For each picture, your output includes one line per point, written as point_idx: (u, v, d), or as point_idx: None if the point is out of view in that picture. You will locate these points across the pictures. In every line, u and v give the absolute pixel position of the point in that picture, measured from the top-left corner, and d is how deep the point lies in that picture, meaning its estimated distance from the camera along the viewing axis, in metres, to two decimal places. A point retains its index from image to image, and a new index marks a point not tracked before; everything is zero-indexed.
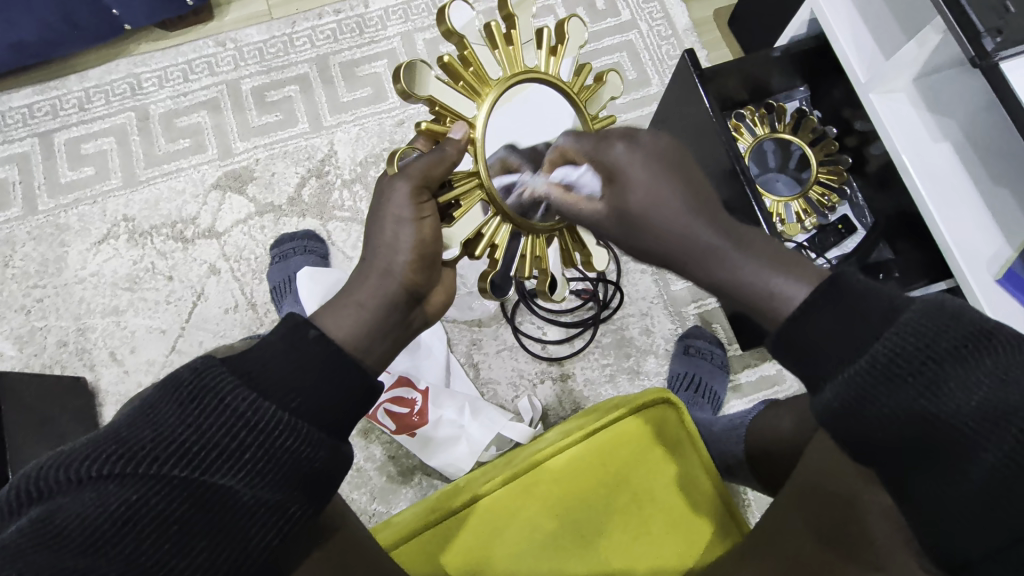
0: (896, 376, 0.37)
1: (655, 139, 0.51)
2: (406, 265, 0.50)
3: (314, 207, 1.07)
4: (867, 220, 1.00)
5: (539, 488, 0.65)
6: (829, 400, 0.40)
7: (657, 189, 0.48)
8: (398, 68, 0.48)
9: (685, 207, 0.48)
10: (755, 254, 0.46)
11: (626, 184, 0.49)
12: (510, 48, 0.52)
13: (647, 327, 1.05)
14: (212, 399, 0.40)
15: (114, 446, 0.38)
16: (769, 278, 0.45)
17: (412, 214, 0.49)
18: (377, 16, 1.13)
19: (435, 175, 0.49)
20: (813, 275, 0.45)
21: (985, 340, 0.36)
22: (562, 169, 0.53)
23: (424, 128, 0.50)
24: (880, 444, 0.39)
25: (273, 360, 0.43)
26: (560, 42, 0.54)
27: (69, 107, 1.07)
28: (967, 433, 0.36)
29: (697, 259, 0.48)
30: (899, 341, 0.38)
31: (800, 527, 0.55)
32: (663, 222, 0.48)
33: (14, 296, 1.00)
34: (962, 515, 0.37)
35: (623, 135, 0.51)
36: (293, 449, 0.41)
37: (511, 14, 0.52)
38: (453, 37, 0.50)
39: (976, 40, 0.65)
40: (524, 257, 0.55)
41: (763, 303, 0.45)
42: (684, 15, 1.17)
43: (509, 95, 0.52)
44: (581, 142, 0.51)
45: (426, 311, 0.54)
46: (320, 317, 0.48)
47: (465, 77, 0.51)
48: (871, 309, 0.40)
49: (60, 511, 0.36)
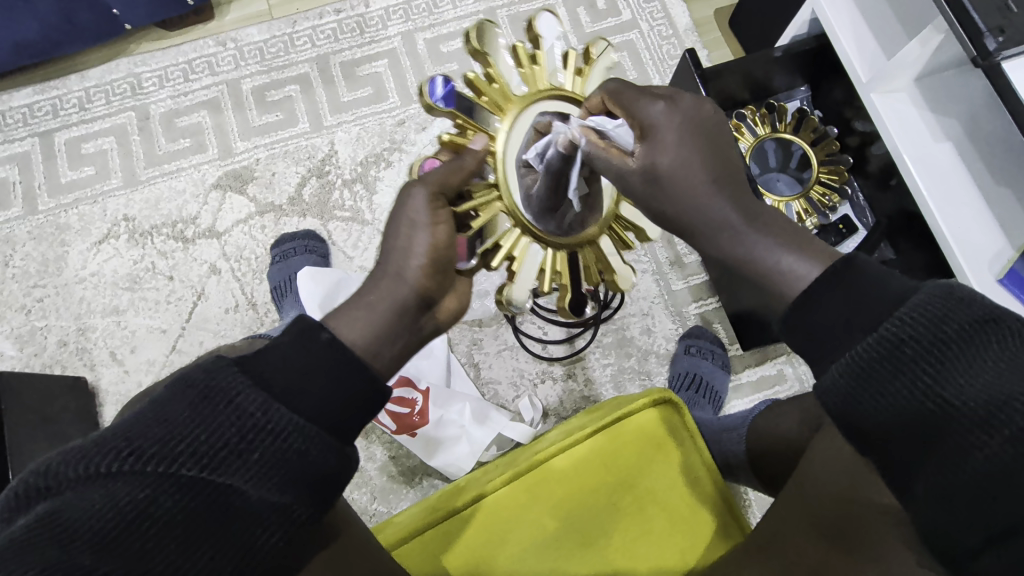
0: (901, 358, 0.38)
1: (697, 103, 0.50)
2: (419, 270, 0.49)
3: (314, 207, 1.07)
4: (868, 220, 1.01)
5: (543, 488, 0.65)
6: (834, 380, 0.40)
7: (688, 155, 0.48)
8: (420, 84, 0.49)
9: (712, 177, 0.48)
10: (771, 232, 0.47)
11: (659, 147, 0.49)
12: (535, 67, 0.52)
13: (648, 327, 1.05)
14: (223, 399, 0.40)
15: (123, 443, 0.38)
16: (779, 254, 0.46)
17: (426, 218, 0.48)
18: (377, 16, 1.13)
19: (453, 184, 0.49)
20: (825, 257, 0.46)
21: (990, 324, 0.36)
22: (599, 116, 0.52)
23: (446, 139, 0.50)
24: (881, 433, 0.39)
25: (283, 363, 0.43)
26: (585, 64, 0.55)
27: (69, 106, 1.07)
28: (967, 420, 0.36)
29: (716, 231, 0.48)
30: (907, 321, 0.38)
31: (803, 523, 0.55)
32: (688, 189, 0.48)
33: (15, 296, 1.00)
34: (957, 508, 0.36)
35: (662, 95, 0.50)
36: (302, 451, 0.41)
37: (537, 35, 0.53)
38: (479, 56, 0.50)
39: (978, 40, 0.65)
40: (543, 270, 0.54)
41: (774, 280, 0.46)
42: (685, 15, 1.17)
43: (534, 112, 0.52)
44: (623, 92, 0.51)
45: (437, 318, 0.51)
46: (332, 319, 0.48)
47: (489, 92, 0.50)
48: (885, 291, 0.40)
49: (69, 508, 0.36)
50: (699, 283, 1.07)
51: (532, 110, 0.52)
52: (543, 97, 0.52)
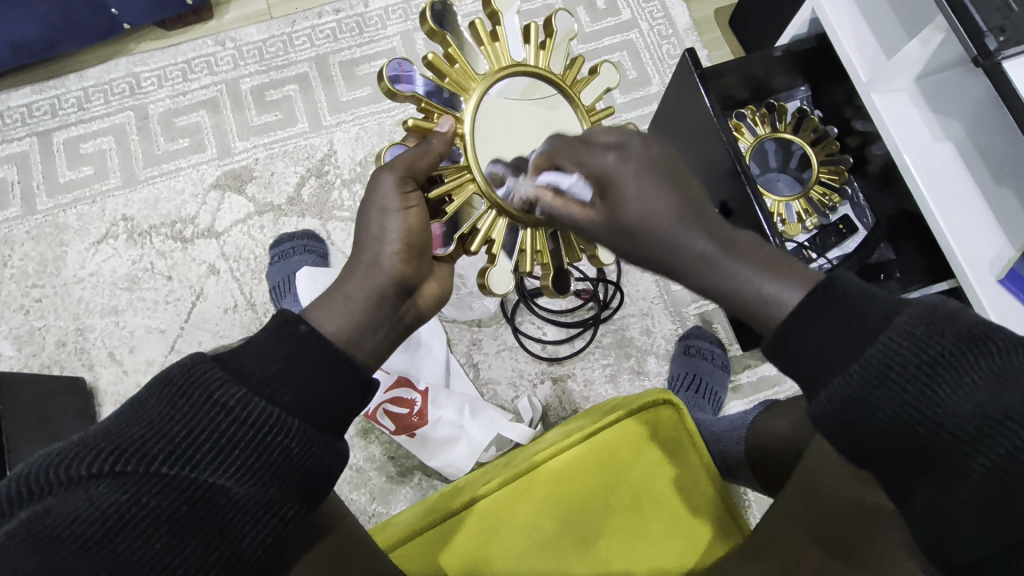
0: (892, 382, 0.37)
1: (645, 146, 0.47)
2: (395, 256, 0.50)
3: (313, 207, 1.06)
4: (867, 220, 1.00)
5: (535, 487, 0.65)
6: (825, 404, 0.39)
7: (648, 199, 0.45)
8: (380, 71, 0.50)
9: (679, 217, 0.45)
10: (748, 260, 0.44)
11: (618, 195, 0.46)
12: (496, 45, 0.54)
13: (647, 328, 1.05)
14: (201, 394, 0.40)
15: (105, 444, 0.38)
16: (759, 283, 0.43)
17: (398, 204, 0.50)
18: (377, 16, 1.13)
19: (422, 167, 0.50)
20: (803, 280, 0.43)
21: (979, 344, 0.36)
22: (550, 173, 0.50)
23: (411, 124, 0.51)
24: (875, 448, 0.39)
25: (266, 356, 0.43)
26: (547, 36, 0.56)
27: (68, 106, 1.07)
28: (967, 436, 0.35)
29: (695, 270, 0.45)
30: (894, 347, 0.37)
31: (802, 533, 0.54)
32: (655, 239, 0.45)
33: (13, 296, 1.00)
34: (959, 520, 0.36)
35: (614, 142, 0.47)
36: (287, 447, 0.41)
37: (495, 10, 0.54)
38: (437, 37, 0.52)
39: (978, 40, 0.65)
40: (524, 250, 0.55)
41: (756, 309, 0.43)
42: (685, 14, 1.17)
43: (496, 90, 0.54)
44: (572, 146, 0.48)
45: (419, 306, 0.53)
46: (311, 311, 0.48)
47: (451, 73, 0.52)
48: (867, 314, 0.39)
49: (53, 512, 0.36)
50: None
51: (496, 88, 0.53)
52: (506, 75, 0.54)
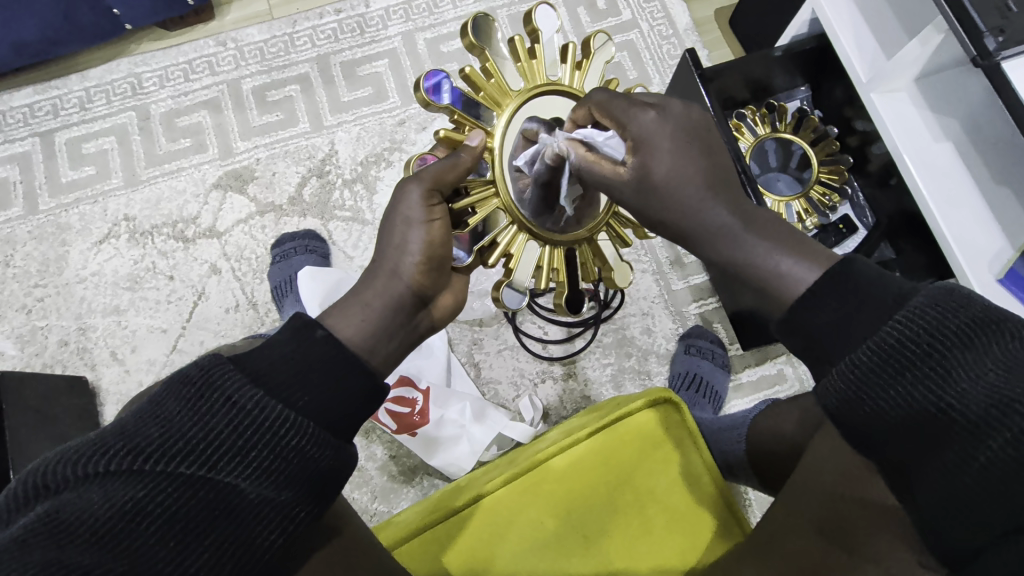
0: (902, 360, 0.38)
1: (685, 109, 0.51)
2: (414, 267, 0.51)
3: (314, 207, 1.07)
4: (868, 221, 1.00)
5: (541, 486, 0.65)
6: (836, 380, 0.40)
7: (681, 165, 0.48)
8: (415, 81, 0.52)
9: (706, 185, 0.48)
10: (768, 236, 0.47)
11: (652, 156, 0.49)
12: (533, 62, 0.54)
13: (648, 327, 1.05)
14: (218, 396, 0.40)
15: (121, 443, 0.38)
16: (778, 258, 0.46)
17: (422, 217, 0.50)
18: (378, 16, 1.13)
19: (449, 180, 0.51)
20: (823, 258, 0.45)
21: (989, 328, 0.36)
22: (584, 128, 0.52)
23: (442, 135, 0.51)
24: (882, 431, 0.39)
25: (281, 360, 0.43)
26: (584, 57, 0.56)
27: (70, 106, 1.07)
28: (973, 419, 0.35)
29: (716, 240, 0.48)
30: (906, 326, 0.38)
31: (802, 527, 0.55)
32: (684, 199, 0.48)
33: (15, 295, 1.00)
34: (962, 511, 0.36)
35: (654, 103, 0.50)
36: (300, 449, 0.41)
37: (535, 28, 0.54)
38: (475, 51, 0.52)
39: (977, 40, 0.65)
40: (541, 266, 0.55)
41: (773, 283, 0.45)
42: (685, 14, 1.17)
43: (528, 109, 0.53)
44: (609, 100, 0.50)
45: (432, 316, 0.54)
46: (328, 317, 0.49)
47: (487, 88, 0.52)
48: (881, 294, 0.40)
49: (69, 507, 0.36)
50: (699, 282, 1.07)
51: (530, 106, 0.54)
52: (541, 94, 0.54)
